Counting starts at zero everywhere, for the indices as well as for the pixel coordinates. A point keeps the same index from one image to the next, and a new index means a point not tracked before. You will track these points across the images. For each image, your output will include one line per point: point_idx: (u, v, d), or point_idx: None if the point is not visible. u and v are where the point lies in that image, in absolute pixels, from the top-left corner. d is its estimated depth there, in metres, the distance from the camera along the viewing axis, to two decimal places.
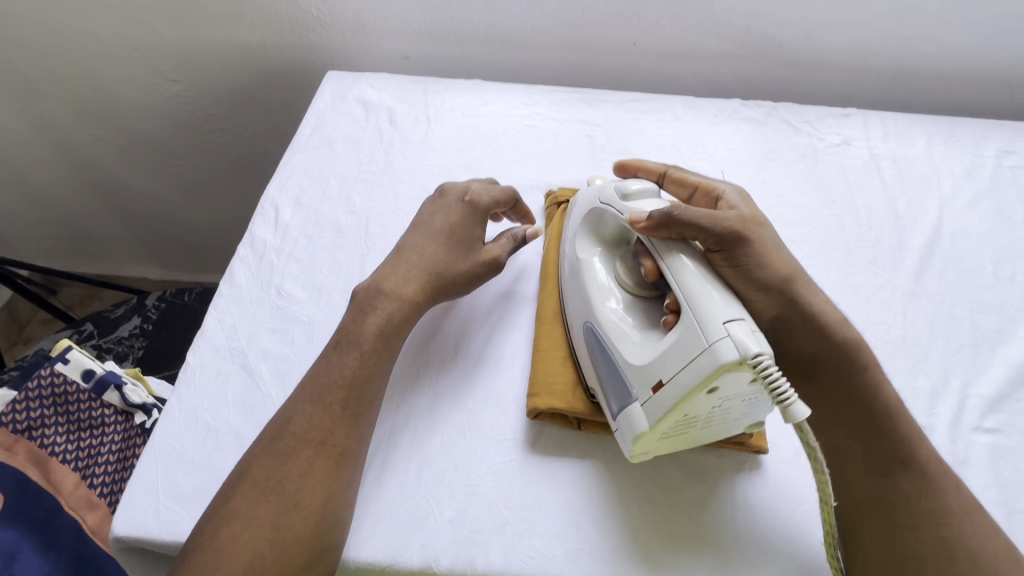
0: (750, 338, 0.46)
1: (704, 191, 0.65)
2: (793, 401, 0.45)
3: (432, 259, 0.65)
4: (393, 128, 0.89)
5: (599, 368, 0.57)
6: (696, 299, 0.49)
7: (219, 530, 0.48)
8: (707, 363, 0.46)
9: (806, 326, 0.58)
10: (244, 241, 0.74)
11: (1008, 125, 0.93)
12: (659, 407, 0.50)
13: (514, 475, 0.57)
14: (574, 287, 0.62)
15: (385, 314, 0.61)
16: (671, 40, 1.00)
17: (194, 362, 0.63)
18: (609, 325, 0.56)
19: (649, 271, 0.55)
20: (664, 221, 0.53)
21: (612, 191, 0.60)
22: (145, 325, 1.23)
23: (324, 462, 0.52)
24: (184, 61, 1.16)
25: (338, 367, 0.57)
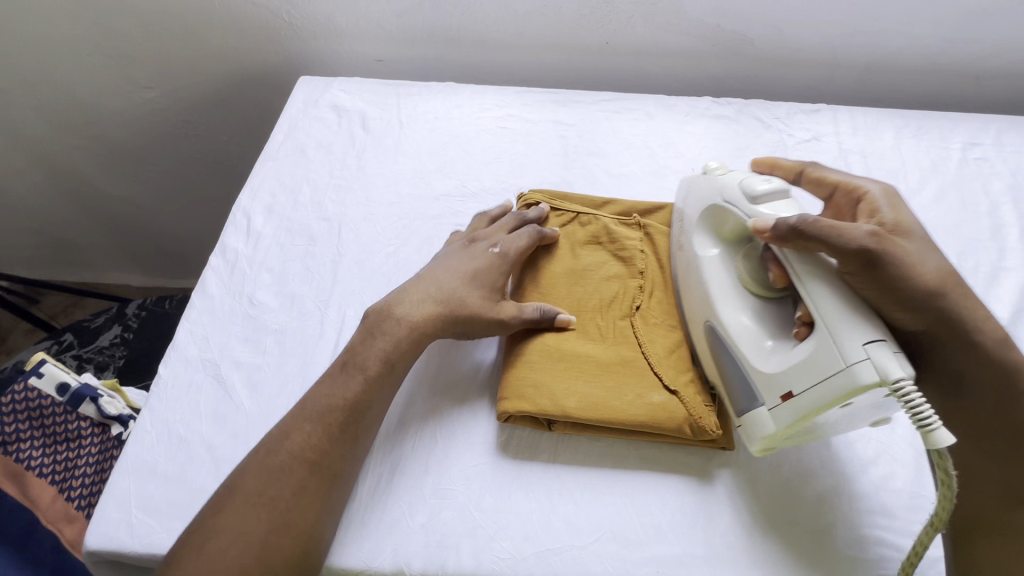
0: (892, 359, 0.46)
1: (846, 193, 0.59)
2: (934, 426, 0.44)
3: (450, 291, 0.64)
4: (366, 132, 0.89)
5: (724, 369, 0.58)
6: (831, 318, 0.49)
7: (206, 543, 0.49)
8: (844, 383, 0.47)
9: (965, 347, 0.52)
10: (215, 251, 0.74)
11: (973, 117, 0.94)
12: (789, 415, 0.51)
13: (485, 478, 0.58)
14: (697, 285, 0.62)
15: (393, 337, 0.60)
16: (643, 38, 1.00)
17: (166, 374, 0.63)
18: (733, 330, 0.57)
19: (778, 279, 0.55)
20: (791, 235, 0.51)
21: (739, 190, 0.59)
22: (126, 334, 1.23)
23: (318, 484, 0.52)
24: (156, 67, 1.15)
25: (338, 390, 0.57)
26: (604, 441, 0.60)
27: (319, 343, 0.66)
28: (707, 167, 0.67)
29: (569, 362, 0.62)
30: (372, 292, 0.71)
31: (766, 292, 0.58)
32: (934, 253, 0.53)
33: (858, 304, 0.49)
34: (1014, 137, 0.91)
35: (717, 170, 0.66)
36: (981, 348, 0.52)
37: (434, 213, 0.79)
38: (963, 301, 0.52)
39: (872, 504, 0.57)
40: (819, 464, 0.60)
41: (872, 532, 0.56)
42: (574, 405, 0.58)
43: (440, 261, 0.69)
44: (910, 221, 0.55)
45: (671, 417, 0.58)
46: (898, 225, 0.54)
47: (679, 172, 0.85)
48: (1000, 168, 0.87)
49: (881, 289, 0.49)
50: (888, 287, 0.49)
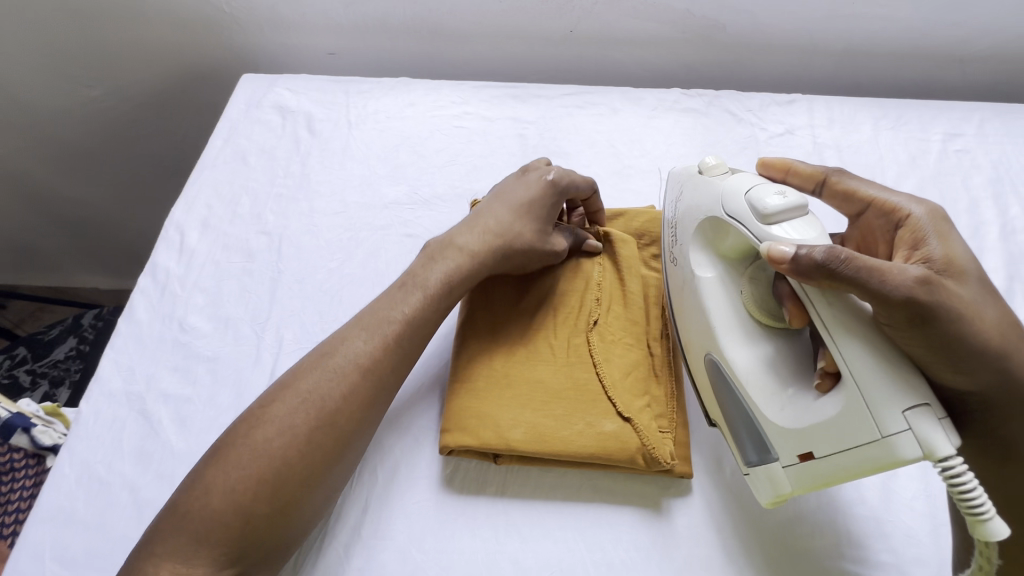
0: (938, 433, 0.41)
1: (882, 212, 0.53)
2: (990, 516, 0.40)
3: (509, 222, 0.63)
4: (311, 135, 0.83)
5: (732, 412, 0.54)
6: (867, 382, 0.43)
7: (253, 432, 0.48)
8: (880, 455, 0.43)
9: (1015, 404, 0.47)
10: (145, 271, 0.69)
11: (955, 105, 0.89)
12: (810, 475, 0.48)
13: (427, 516, 0.54)
14: (695, 310, 0.57)
15: (450, 267, 0.60)
16: (608, 25, 0.94)
17: (88, 411, 0.59)
18: (742, 371, 0.52)
19: (796, 317, 0.49)
20: (824, 278, 0.44)
21: (746, 203, 0.51)
22: (81, 346, 1.17)
23: (367, 392, 0.51)
24: (96, 62, 1.07)
25: (397, 305, 0.56)
26: (554, 472, 0.57)
27: (254, 370, 0.62)
28: (704, 162, 0.59)
29: (516, 390, 0.58)
30: (313, 312, 0.66)
31: (778, 323, 0.53)
32: (986, 293, 0.47)
33: (900, 361, 0.43)
34: (997, 126, 0.86)
35: (716, 171, 0.58)
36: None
37: (382, 222, 0.74)
38: (1014, 351, 0.47)
39: (838, 533, 0.54)
40: None
41: (836, 563, 0.53)
42: (517, 438, 0.55)
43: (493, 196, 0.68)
44: (960, 251, 0.49)
45: (623, 447, 0.55)
46: (948, 259, 0.48)
47: (645, 173, 0.80)
48: (982, 161, 0.82)
49: (929, 344, 0.43)
50: (937, 342, 0.43)
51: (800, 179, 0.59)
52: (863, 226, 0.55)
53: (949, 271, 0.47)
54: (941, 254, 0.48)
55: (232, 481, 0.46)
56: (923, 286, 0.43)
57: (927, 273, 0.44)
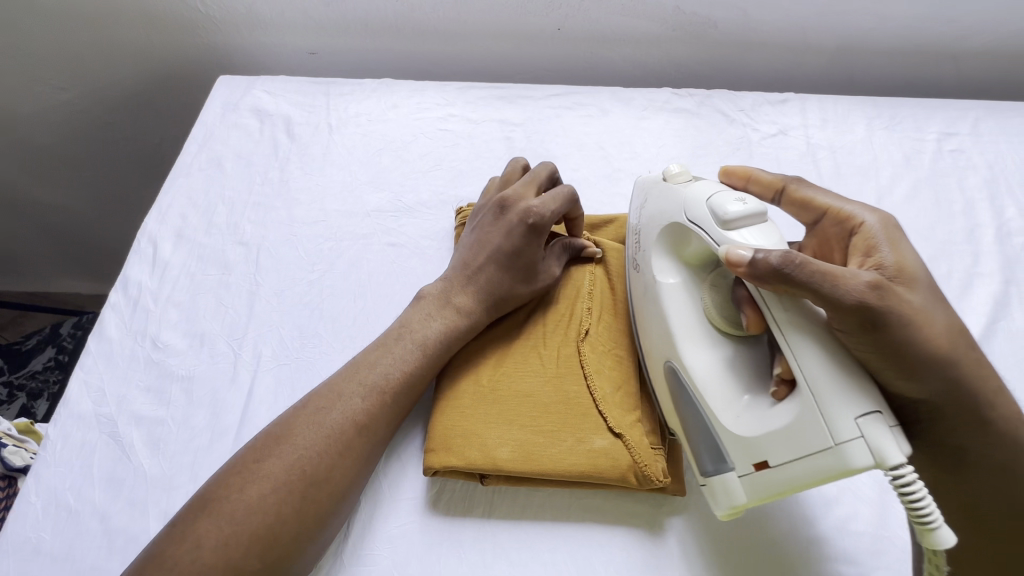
0: (890, 441, 0.39)
1: (836, 220, 0.52)
2: (939, 525, 0.38)
3: (497, 281, 0.60)
4: (290, 139, 0.80)
5: (690, 420, 0.52)
6: (820, 388, 0.41)
7: (242, 488, 0.46)
8: (832, 464, 0.41)
9: (972, 421, 0.45)
10: (116, 286, 0.67)
11: (949, 103, 0.88)
12: (762, 486, 0.46)
13: (412, 539, 0.52)
14: (655, 316, 0.55)
15: (444, 330, 0.58)
16: (597, 23, 0.92)
17: (55, 436, 0.57)
18: (700, 378, 0.50)
19: (752, 325, 0.47)
20: (779, 281, 0.42)
21: (707, 210, 0.50)
22: (60, 357, 1.14)
23: (362, 448, 0.51)
24: (67, 63, 1.03)
25: (387, 363, 0.55)
26: (543, 491, 0.55)
27: (230, 388, 0.59)
28: (668, 171, 0.58)
29: (503, 406, 0.56)
30: (293, 326, 0.64)
31: (738, 331, 0.51)
32: (941, 302, 0.45)
33: (854, 369, 0.42)
34: (992, 125, 0.85)
35: (682, 180, 0.57)
36: (985, 419, 0.45)
37: (364, 231, 0.72)
38: (969, 364, 0.45)
39: (832, 550, 0.53)
40: (777, 505, 0.55)
41: None
42: (504, 457, 0.53)
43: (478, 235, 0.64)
44: (913, 260, 0.47)
45: (615, 464, 0.53)
46: (900, 267, 0.46)
47: (635, 176, 0.78)
48: (977, 161, 0.81)
49: (882, 353, 0.42)
50: (890, 351, 0.42)
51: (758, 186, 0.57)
52: (818, 234, 0.53)
53: (900, 279, 0.45)
54: (892, 263, 0.46)
55: (214, 541, 0.43)
56: (875, 292, 0.41)
57: (879, 278, 0.42)
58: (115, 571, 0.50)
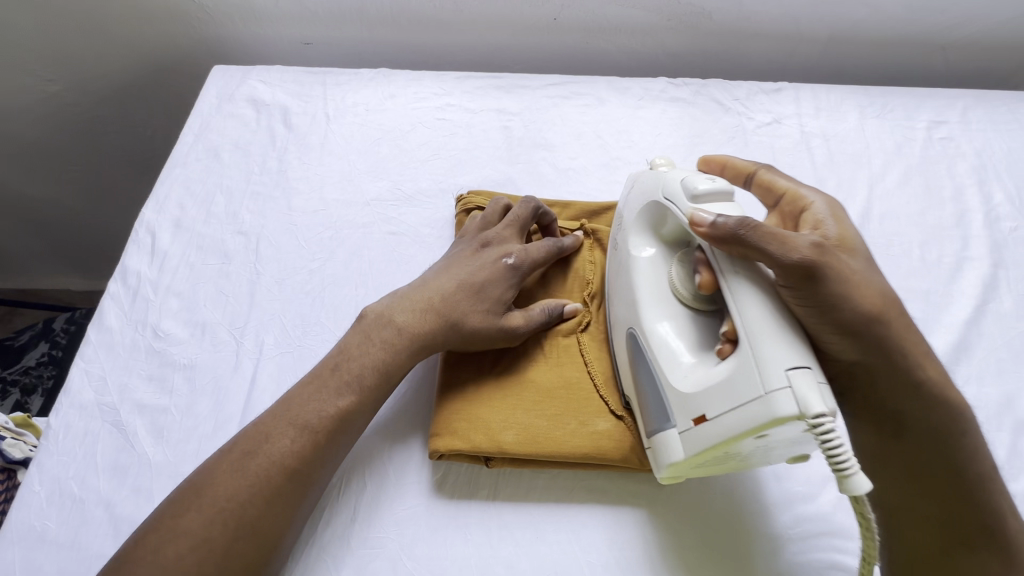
0: (816, 392, 0.40)
1: (791, 201, 0.54)
2: (854, 471, 0.39)
3: (450, 302, 0.56)
4: (287, 129, 0.80)
5: (642, 382, 0.53)
6: (761, 338, 0.43)
7: (161, 550, 0.43)
8: (760, 412, 0.41)
9: (902, 379, 0.47)
10: (115, 275, 0.66)
11: (939, 92, 0.89)
12: (696, 441, 0.46)
13: (418, 522, 0.53)
14: (624, 286, 0.57)
15: (383, 350, 0.54)
16: (593, 14, 0.92)
17: (58, 425, 0.56)
18: (656, 339, 0.52)
19: (706, 284, 0.49)
20: (734, 239, 0.45)
21: (679, 186, 0.52)
22: (54, 352, 1.13)
23: (293, 495, 0.47)
24: (55, 55, 1.01)
25: (320, 401, 0.50)
26: (548, 473, 0.56)
27: (233, 376, 0.60)
28: (654, 163, 0.60)
29: (505, 391, 0.56)
30: (294, 314, 0.64)
31: (695, 302, 0.52)
32: (876, 273, 0.49)
33: (794, 324, 0.44)
34: (980, 113, 0.86)
35: (662, 166, 0.59)
36: (919, 382, 0.47)
37: (364, 220, 0.72)
38: (902, 329, 0.47)
39: (829, 525, 0.54)
40: (776, 482, 0.56)
41: (829, 555, 0.52)
42: (508, 441, 0.54)
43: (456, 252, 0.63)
44: (853, 236, 0.50)
45: (619, 446, 0.54)
46: (841, 241, 0.49)
47: (632, 164, 0.79)
48: (966, 148, 0.83)
49: (820, 308, 0.44)
50: (827, 306, 0.44)
51: (728, 171, 0.59)
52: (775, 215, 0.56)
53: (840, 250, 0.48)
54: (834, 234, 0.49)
55: None
56: (816, 253, 0.44)
57: (822, 241, 0.46)
58: None
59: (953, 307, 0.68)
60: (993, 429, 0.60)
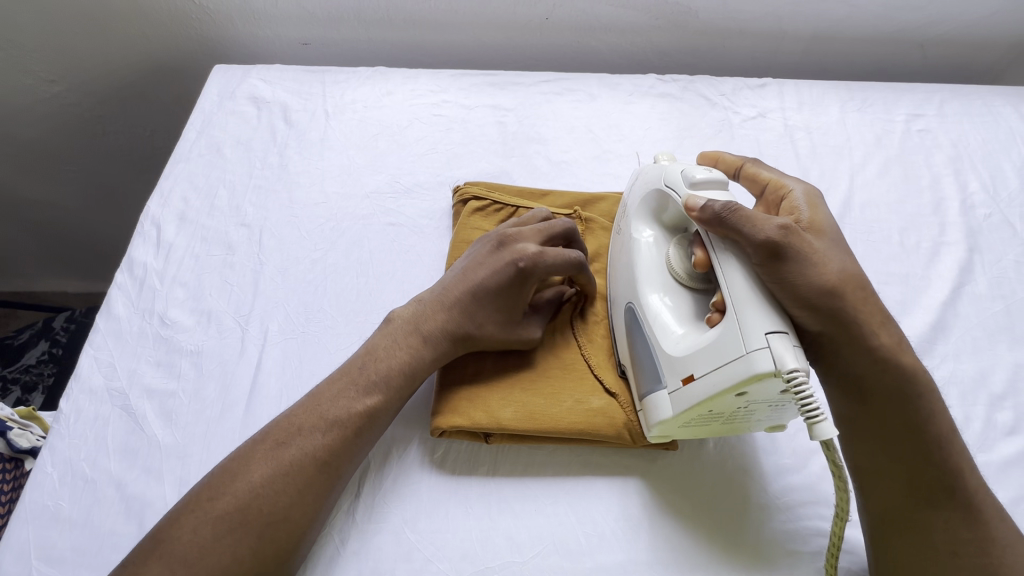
0: (790, 352, 0.45)
1: (775, 190, 0.59)
2: (823, 419, 0.44)
3: (472, 313, 0.58)
4: (287, 126, 0.82)
5: (638, 350, 0.56)
6: (744, 304, 0.47)
7: (195, 530, 0.44)
8: (741, 369, 0.45)
9: (862, 348, 0.50)
10: (121, 266, 0.68)
11: (916, 86, 0.93)
12: (685, 399, 0.50)
13: (420, 497, 0.55)
14: (624, 266, 0.60)
15: (408, 357, 0.55)
16: (584, 13, 0.95)
17: (68, 409, 0.58)
18: (652, 309, 0.55)
19: (700, 262, 0.53)
20: (715, 220, 0.50)
21: (676, 175, 0.56)
22: (54, 350, 1.14)
23: (323, 485, 0.48)
24: (59, 56, 1.02)
25: (348, 396, 0.52)
26: (546, 449, 0.58)
27: (240, 362, 0.61)
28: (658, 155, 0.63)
29: (506, 372, 0.59)
30: (298, 302, 0.66)
31: (690, 280, 0.55)
32: (844, 256, 0.52)
33: (767, 296, 0.48)
34: (956, 106, 0.90)
35: (664, 157, 0.62)
36: (879, 352, 0.50)
37: (364, 211, 0.74)
38: (864, 305, 0.50)
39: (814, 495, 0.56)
40: (763, 455, 0.59)
41: (814, 523, 0.55)
42: (507, 419, 0.56)
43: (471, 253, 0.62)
44: (826, 222, 0.54)
45: (611, 423, 0.57)
46: (812, 225, 0.53)
47: (622, 157, 0.82)
48: (942, 140, 0.86)
49: (781, 281, 0.48)
50: (788, 280, 0.48)
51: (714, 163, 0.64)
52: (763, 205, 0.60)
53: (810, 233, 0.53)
54: (808, 219, 0.54)
55: None
56: (784, 233, 0.49)
57: (790, 224, 0.50)
58: (133, 534, 0.52)
59: (930, 290, 0.71)
60: (968, 403, 0.63)
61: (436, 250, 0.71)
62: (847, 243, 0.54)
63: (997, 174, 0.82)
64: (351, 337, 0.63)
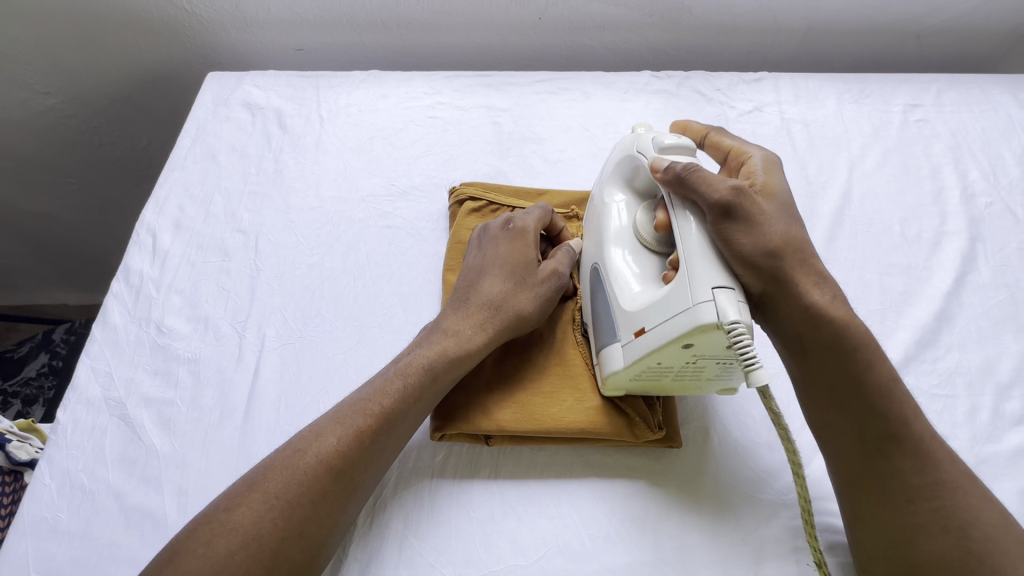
0: (734, 305, 0.44)
1: (736, 157, 0.58)
2: (757, 367, 0.43)
3: (493, 293, 0.59)
4: (282, 132, 0.81)
5: (599, 306, 0.56)
6: (693, 259, 0.47)
7: (213, 542, 0.43)
8: (686, 320, 0.45)
9: (800, 306, 0.50)
10: (118, 275, 0.68)
11: (913, 76, 0.92)
12: (635, 351, 0.50)
13: (421, 502, 0.54)
14: (594, 229, 0.60)
15: (434, 349, 0.55)
16: (576, 12, 0.95)
17: (66, 420, 0.58)
18: (612, 266, 0.55)
19: (661, 224, 0.52)
20: (674, 181, 0.50)
21: (646, 142, 0.55)
22: (53, 363, 1.13)
23: (337, 497, 0.47)
24: (53, 69, 1.02)
25: (375, 394, 0.52)
26: (549, 451, 0.58)
27: (237, 370, 0.61)
28: (637, 126, 0.61)
29: (508, 373, 0.59)
30: (294, 307, 0.65)
31: (650, 242, 0.55)
32: (787, 218, 0.52)
33: (715, 252, 0.47)
34: (954, 96, 0.89)
35: (641, 128, 0.61)
36: (813, 308, 0.50)
37: (360, 215, 0.74)
38: (802, 265, 0.50)
39: (822, 490, 0.55)
40: (769, 454, 0.58)
41: (825, 521, 0.53)
42: (507, 421, 0.55)
43: (472, 260, 0.63)
44: (779, 187, 0.54)
45: (614, 422, 0.56)
46: (765, 188, 0.53)
47: None
48: (941, 130, 0.85)
49: (726, 240, 0.48)
50: (732, 240, 0.48)
51: (680, 131, 0.63)
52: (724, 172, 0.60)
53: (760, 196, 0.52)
54: (762, 183, 0.53)
55: None
56: (736, 193, 0.49)
57: (742, 187, 0.49)
58: (133, 545, 0.51)
59: (933, 280, 0.70)
60: (975, 394, 0.62)
61: (433, 251, 0.71)
62: (797, 209, 0.54)
63: (997, 162, 0.82)
64: (350, 341, 0.63)
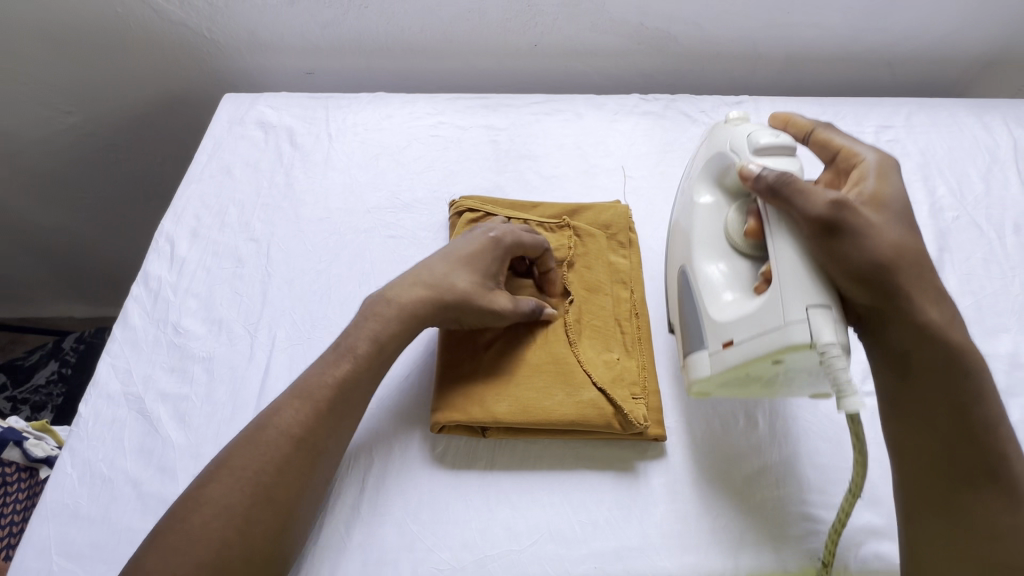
0: (828, 327, 0.48)
1: (846, 157, 0.58)
2: (851, 394, 0.47)
3: (438, 273, 0.61)
4: (292, 148, 0.87)
5: (686, 311, 0.60)
6: (786, 278, 0.50)
7: (188, 515, 0.47)
8: (779, 338, 0.49)
9: (908, 324, 0.50)
10: (138, 280, 0.72)
11: (884, 100, 0.99)
12: (724, 361, 0.54)
13: (421, 491, 0.58)
14: (683, 232, 0.64)
15: (376, 322, 0.58)
16: (569, 39, 1.02)
17: (86, 414, 0.61)
18: (702, 275, 0.59)
19: (752, 230, 0.56)
20: (768, 191, 0.53)
21: (739, 139, 0.60)
22: (63, 370, 1.16)
23: (302, 465, 0.51)
24: (75, 91, 1.08)
25: (324, 370, 0.55)
26: (541, 443, 0.61)
27: (249, 367, 0.65)
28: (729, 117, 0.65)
29: (496, 367, 0.62)
30: (303, 310, 0.70)
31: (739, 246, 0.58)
32: (898, 227, 0.52)
33: (813, 267, 0.50)
34: (923, 118, 0.95)
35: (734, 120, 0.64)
36: (927, 327, 0.49)
37: (365, 226, 0.78)
38: (918, 280, 0.50)
39: (797, 481, 0.59)
40: (750, 448, 0.61)
41: (799, 509, 0.57)
42: (496, 412, 0.59)
43: (447, 244, 0.66)
44: (891, 196, 0.54)
45: (599, 412, 0.59)
46: (874, 198, 0.53)
47: (609, 170, 0.87)
48: (911, 149, 0.91)
49: (834, 255, 0.49)
50: (841, 254, 0.49)
51: (782, 124, 0.63)
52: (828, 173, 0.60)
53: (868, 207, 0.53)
54: (871, 190, 0.54)
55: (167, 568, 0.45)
56: (837, 205, 0.50)
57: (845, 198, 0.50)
58: (149, 529, 0.54)
59: None
60: None
61: None
62: (910, 217, 0.53)
63: (964, 180, 0.87)
64: None
